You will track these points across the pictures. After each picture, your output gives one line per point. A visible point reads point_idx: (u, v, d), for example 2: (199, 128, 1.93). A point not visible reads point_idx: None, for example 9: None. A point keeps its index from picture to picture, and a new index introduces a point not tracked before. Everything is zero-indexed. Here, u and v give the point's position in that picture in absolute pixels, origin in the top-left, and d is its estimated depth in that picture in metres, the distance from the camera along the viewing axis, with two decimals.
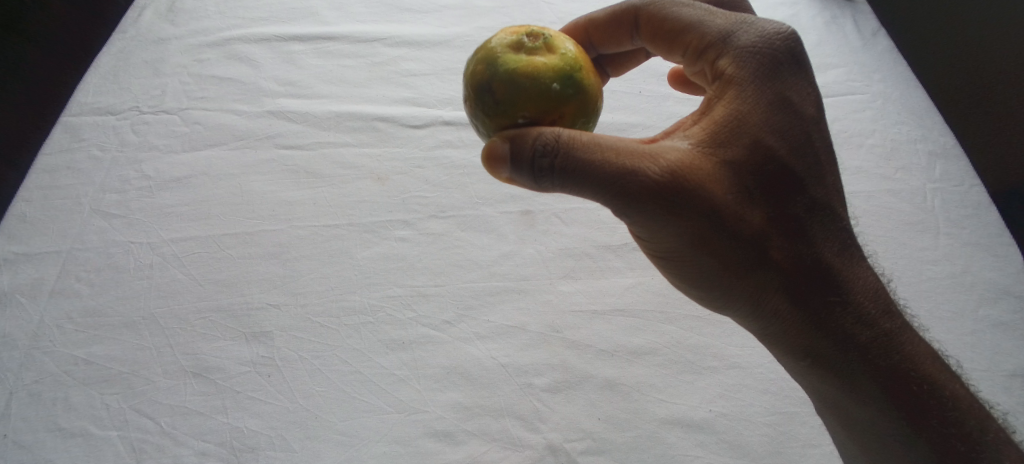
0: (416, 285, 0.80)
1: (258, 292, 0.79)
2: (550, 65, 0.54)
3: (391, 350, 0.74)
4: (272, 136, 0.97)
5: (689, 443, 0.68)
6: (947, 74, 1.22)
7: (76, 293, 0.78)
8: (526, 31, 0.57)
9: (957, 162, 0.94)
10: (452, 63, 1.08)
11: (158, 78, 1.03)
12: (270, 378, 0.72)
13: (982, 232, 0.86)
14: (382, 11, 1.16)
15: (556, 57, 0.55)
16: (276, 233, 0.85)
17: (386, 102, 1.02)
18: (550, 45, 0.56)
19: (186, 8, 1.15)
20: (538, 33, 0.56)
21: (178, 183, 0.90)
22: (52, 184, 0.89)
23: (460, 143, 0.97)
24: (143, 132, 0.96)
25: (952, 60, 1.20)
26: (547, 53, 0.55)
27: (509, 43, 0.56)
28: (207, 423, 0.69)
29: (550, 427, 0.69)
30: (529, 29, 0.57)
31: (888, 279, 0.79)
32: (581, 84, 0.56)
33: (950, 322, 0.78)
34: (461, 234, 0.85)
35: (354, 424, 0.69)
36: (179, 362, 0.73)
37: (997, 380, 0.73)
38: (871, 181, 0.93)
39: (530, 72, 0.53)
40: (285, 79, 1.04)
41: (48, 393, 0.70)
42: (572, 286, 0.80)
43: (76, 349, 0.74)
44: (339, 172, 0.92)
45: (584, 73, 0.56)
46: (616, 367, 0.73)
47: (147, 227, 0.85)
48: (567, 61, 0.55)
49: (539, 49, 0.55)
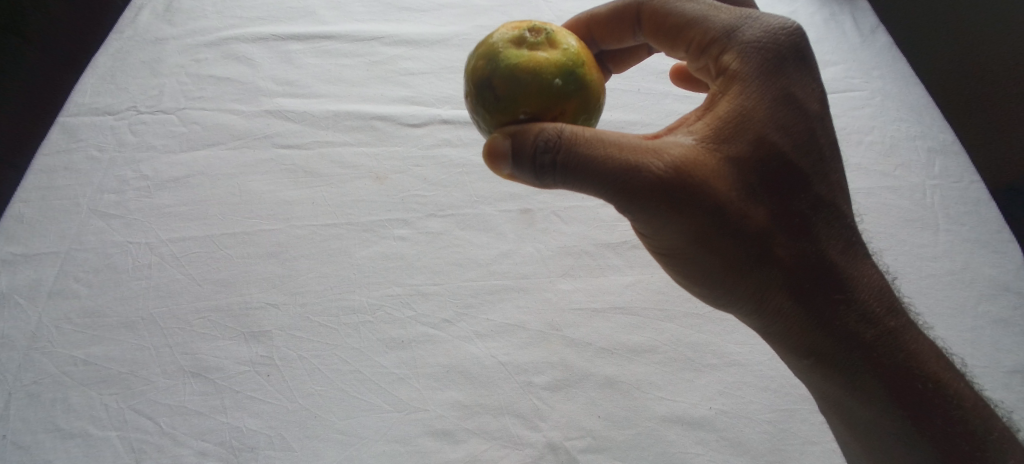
0: (416, 284, 0.80)
1: (258, 292, 0.79)
2: (550, 60, 0.54)
3: (391, 349, 0.74)
4: (271, 136, 0.96)
5: (690, 441, 0.68)
6: (949, 77, 1.21)
7: (75, 294, 0.78)
8: (525, 26, 0.57)
9: (955, 158, 0.94)
10: (451, 61, 1.08)
11: (156, 78, 1.03)
12: (270, 378, 0.72)
13: (982, 228, 0.85)
14: (381, 10, 1.15)
15: (556, 52, 0.55)
16: (275, 233, 0.85)
17: (385, 101, 1.01)
18: (549, 40, 0.55)
19: (184, 8, 1.15)
20: (537, 28, 0.56)
21: (177, 183, 0.90)
22: (49, 184, 0.88)
23: (458, 142, 0.97)
24: (141, 131, 0.96)
25: (953, 61, 1.20)
26: (547, 48, 0.55)
27: (508, 39, 0.55)
28: (206, 423, 0.69)
29: (550, 425, 0.69)
30: (529, 24, 0.57)
31: (889, 276, 0.78)
32: (582, 79, 0.55)
33: (950, 318, 0.78)
34: (460, 233, 0.85)
35: (353, 424, 0.69)
36: (178, 362, 0.73)
37: (998, 376, 0.73)
38: (871, 177, 0.93)
39: (530, 68, 0.53)
40: (284, 78, 1.04)
41: (47, 394, 0.70)
42: (571, 284, 0.80)
43: (75, 349, 0.74)
44: (338, 171, 0.92)
45: (585, 67, 0.56)
46: (616, 365, 0.73)
47: (146, 227, 0.85)
48: (567, 55, 0.55)
49: (539, 43, 0.55)
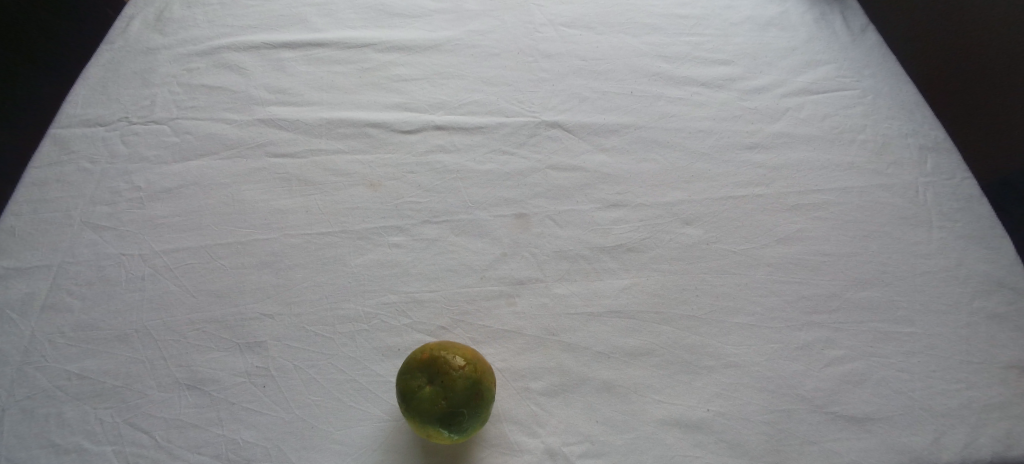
0: (410, 290, 0.80)
1: (252, 303, 0.78)
2: (422, 403, 0.61)
3: (387, 357, 0.74)
4: (263, 145, 0.96)
5: (688, 443, 0.67)
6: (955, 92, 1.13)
7: (68, 308, 0.77)
8: (455, 353, 0.64)
9: (946, 155, 0.95)
10: (443, 67, 1.08)
11: (147, 88, 1.03)
12: (265, 389, 0.71)
13: (974, 224, 0.86)
14: (372, 17, 1.17)
15: (431, 396, 0.61)
16: (269, 242, 0.84)
17: (377, 108, 1.01)
18: (436, 370, 0.62)
19: (174, 18, 1.15)
20: (427, 372, 0.62)
21: (170, 193, 0.90)
22: (41, 197, 0.87)
23: (453, 147, 0.96)
24: (133, 143, 0.95)
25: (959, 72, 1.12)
26: (425, 390, 0.62)
27: (408, 364, 0.64)
28: (203, 436, 0.68)
29: (549, 431, 0.68)
30: (434, 349, 0.64)
31: (905, 337, 0.75)
32: (451, 428, 0.62)
33: (946, 314, 0.77)
34: (456, 239, 0.85)
35: (350, 433, 0.68)
36: (172, 374, 0.72)
37: (994, 372, 0.72)
38: (864, 176, 0.93)
39: (406, 398, 0.63)
40: (276, 86, 1.04)
41: (40, 410, 0.69)
42: (567, 289, 0.80)
43: (69, 363, 0.73)
44: (333, 179, 0.92)
45: (462, 404, 0.61)
46: (613, 369, 0.73)
47: (139, 239, 0.85)
48: (439, 402, 0.61)
49: (420, 381, 0.62)
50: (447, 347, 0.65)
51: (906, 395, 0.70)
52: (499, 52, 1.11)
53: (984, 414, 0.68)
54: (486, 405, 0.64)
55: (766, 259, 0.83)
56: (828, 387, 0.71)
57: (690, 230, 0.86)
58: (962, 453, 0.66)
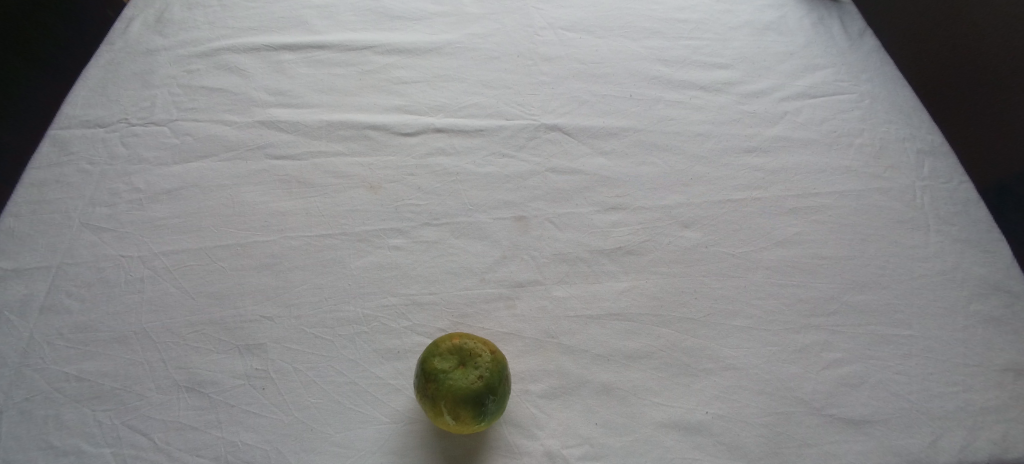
0: (411, 293, 0.80)
1: (252, 305, 0.78)
2: (453, 385, 0.61)
3: (386, 360, 0.74)
4: (263, 146, 0.96)
5: (687, 446, 0.67)
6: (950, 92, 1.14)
7: (66, 309, 0.77)
8: (480, 341, 0.65)
9: (943, 160, 0.96)
10: (443, 70, 1.09)
11: (147, 90, 1.03)
12: (264, 391, 0.71)
13: (971, 228, 0.87)
14: (372, 20, 1.17)
15: (463, 377, 0.62)
16: (269, 244, 0.85)
17: (378, 110, 1.02)
18: (467, 354, 0.63)
19: (174, 19, 1.15)
20: (457, 355, 0.63)
21: (170, 195, 0.90)
22: (41, 198, 0.87)
23: (453, 150, 0.97)
24: (133, 144, 0.95)
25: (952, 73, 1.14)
26: (456, 372, 0.62)
27: (434, 351, 0.64)
28: (201, 438, 0.68)
29: (547, 434, 0.68)
30: (463, 336, 0.65)
31: (902, 340, 0.76)
32: (478, 413, 0.62)
33: (942, 316, 0.78)
34: (455, 242, 0.85)
35: (349, 436, 0.68)
36: (172, 376, 0.72)
37: (991, 374, 0.72)
38: (861, 180, 0.94)
39: (433, 382, 0.62)
40: (275, 88, 1.04)
41: (38, 412, 0.69)
42: (566, 291, 0.80)
43: (67, 365, 0.72)
44: (332, 181, 0.92)
45: (493, 387, 0.62)
46: (612, 371, 0.73)
47: (138, 240, 0.84)
48: (471, 384, 0.61)
49: (450, 365, 0.63)
50: (470, 336, 0.66)
51: (904, 398, 0.71)
52: (498, 55, 1.11)
53: (981, 417, 0.69)
54: (506, 395, 0.65)
55: (764, 262, 0.83)
56: (827, 390, 0.71)
57: (690, 234, 0.87)
58: (960, 455, 0.66)
